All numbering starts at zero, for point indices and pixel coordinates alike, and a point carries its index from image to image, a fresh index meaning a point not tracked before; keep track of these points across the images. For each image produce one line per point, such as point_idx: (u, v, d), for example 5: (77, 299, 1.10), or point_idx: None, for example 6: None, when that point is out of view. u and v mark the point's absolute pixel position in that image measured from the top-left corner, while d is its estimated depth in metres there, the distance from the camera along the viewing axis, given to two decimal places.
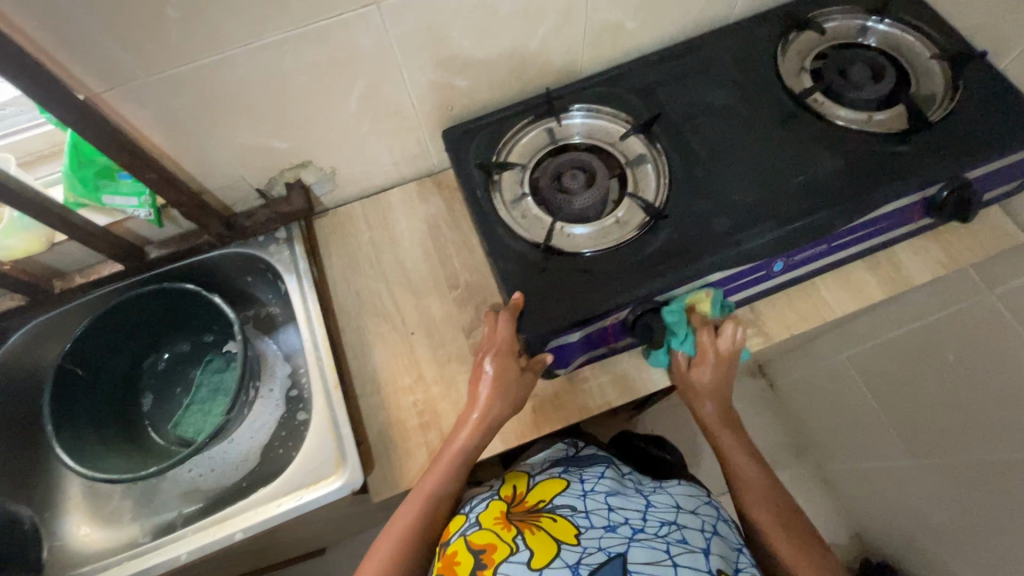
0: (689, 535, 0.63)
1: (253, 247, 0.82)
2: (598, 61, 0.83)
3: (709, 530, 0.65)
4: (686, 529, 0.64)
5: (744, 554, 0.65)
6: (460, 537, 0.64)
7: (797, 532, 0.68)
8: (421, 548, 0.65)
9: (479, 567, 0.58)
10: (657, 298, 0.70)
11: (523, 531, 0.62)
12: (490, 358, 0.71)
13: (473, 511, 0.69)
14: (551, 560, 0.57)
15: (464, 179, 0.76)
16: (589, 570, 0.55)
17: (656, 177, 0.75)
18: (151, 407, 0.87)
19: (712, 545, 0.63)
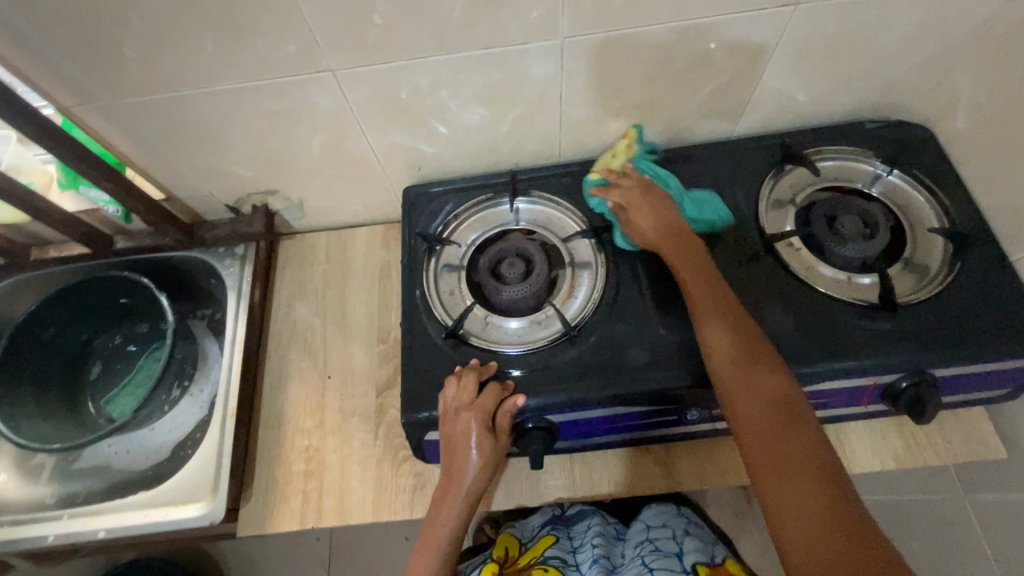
0: (663, 545, 0.78)
1: (210, 257, 0.86)
2: (576, 152, 0.81)
3: (680, 534, 0.81)
4: (659, 541, 0.79)
5: (721, 547, 0.80)
6: None
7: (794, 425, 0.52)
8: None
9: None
10: (552, 418, 0.66)
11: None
12: (455, 426, 0.63)
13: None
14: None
15: (407, 244, 0.77)
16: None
17: (590, 289, 0.72)
18: (98, 375, 0.92)
19: (686, 546, 0.77)
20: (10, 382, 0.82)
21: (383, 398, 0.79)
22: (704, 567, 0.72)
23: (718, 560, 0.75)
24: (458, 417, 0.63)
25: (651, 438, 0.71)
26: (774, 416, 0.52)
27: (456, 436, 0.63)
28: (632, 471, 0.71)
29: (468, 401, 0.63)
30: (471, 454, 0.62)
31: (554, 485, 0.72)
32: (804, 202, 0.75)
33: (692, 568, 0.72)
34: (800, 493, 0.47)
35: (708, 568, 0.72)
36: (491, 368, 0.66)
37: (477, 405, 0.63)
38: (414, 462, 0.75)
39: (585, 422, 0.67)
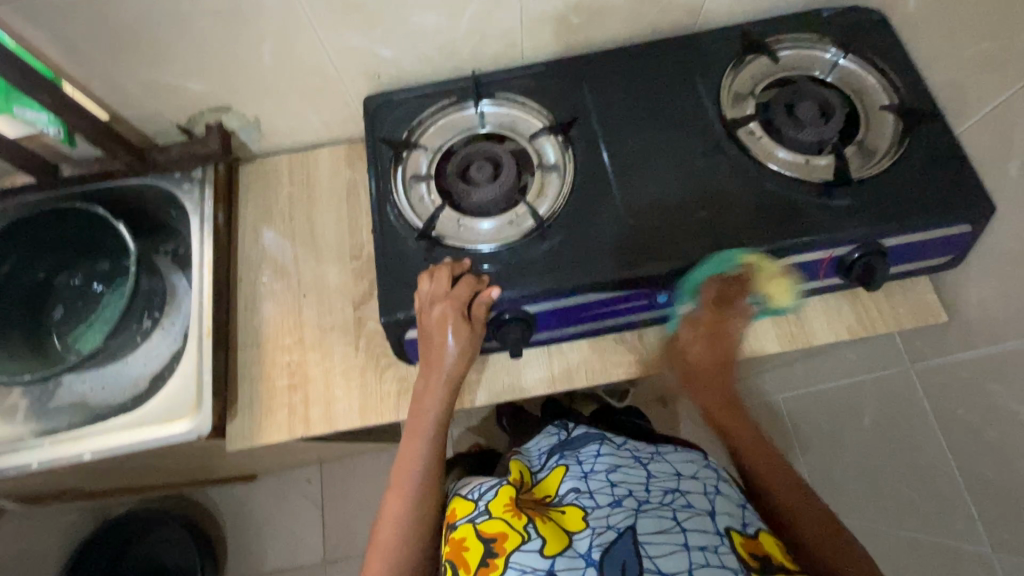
0: (694, 498, 0.67)
1: (166, 182, 0.83)
2: (539, 53, 0.79)
3: (712, 489, 0.68)
4: (690, 494, 0.67)
5: (749, 508, 0.68)
6: (469, 523, 0.67)
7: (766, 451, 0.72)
8: (424, 539, 0.66)
9: (491, 556, 0.62)
10: (528, 308, 0.67)
11: (534, 520, 0.65)
12: (428, 315, 0.65)
13: (481, 500, 0.69)
14: (565, 550, 0.61)
15: (372, 153, 0.76)
16: (601, 552, 0.60)
17: (559, 190, 0.72)
18: (61, 318, 0.89)
19: (719, 505, 0.66)
20: None
21: (361, 311, 0.80)
22: (737, 536, 0.62)
23: (750, 529, 0.64)
24: (434, 307, 0.65)
25: (623, 326, 0.74)
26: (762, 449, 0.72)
27: (432, 328, 0.65)
28: (607, 360, 0.75)
29: (443, 292, 0.65)
30: (449, 341, 0.65)
31: (534, 378, 0.75)
32: (764, 92, 0.76)
33: (725, 532, 0.62)
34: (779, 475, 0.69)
35: (743, 539, 0.62)
36: (462, 263, 0.68)
37: (451, 293, 0.65)
38: (396, 368, 0.76)
39: (561, 312, 0.69)
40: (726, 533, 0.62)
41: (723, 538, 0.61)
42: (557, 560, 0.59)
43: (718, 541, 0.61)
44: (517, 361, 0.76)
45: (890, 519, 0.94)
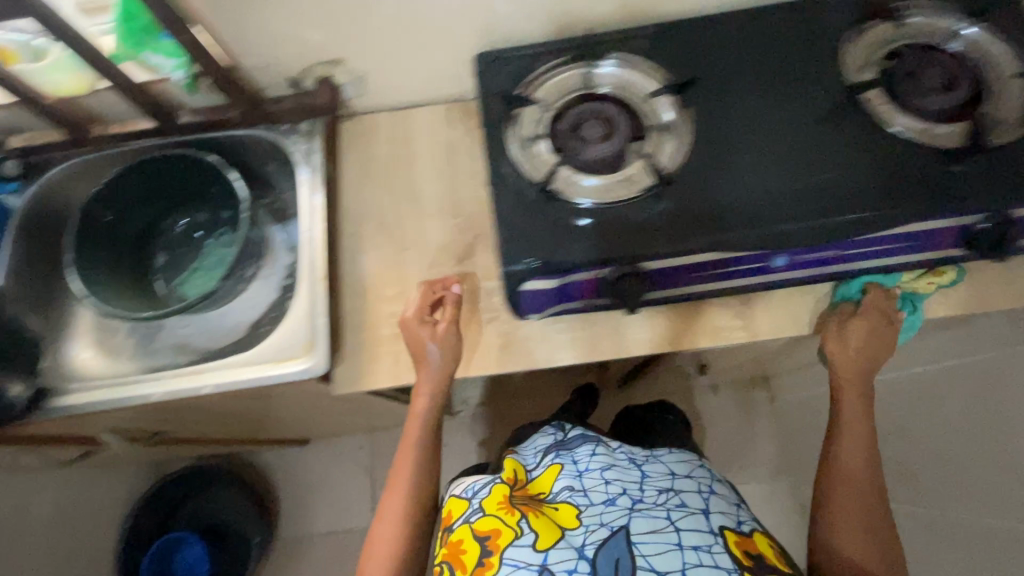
0: (687, 497, 0.72)
1: (275, 133, 0.85)
2: (651, 14, 0.79)
3: (706, 489, 0.75)
4: (684, 493, 0.73)
5: (743, 508, 0.76)
6: (467, 524, 0.71)
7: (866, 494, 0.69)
8: (417, 528, 0.76)
9: (486, 555, 0.66)
10: (645, 264, 0.67)
11: (526, 515, 0.70)
12: (413, 337, 0.75)
13: (477, 498, 0.75)
14: (555, 541, 0.66)
15: (485, 108, 0.76)
16: (594, 549, 0.64)
17: (677, 150, 0.71)
18: (164, 264, 0.94)
19: (712, 504, 0.72)
20: (88, 257, 0.84)
21: (463, 267, 0.81)
22: (731, 535, 0.69)
23: (743, 527, 0.71)
24: (417, 328, 0.75)
25: (732, 291, 0.74)
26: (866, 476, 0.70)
27: (414, 341, 0.75)
28: (711, 324, 0.75)
29: (421, 317, 0.75)
30: (430, 350, 0.74)
31: (637, 339, 0.75)
32: (884, 60, 0.74)
33: (719, 531, 0.68)
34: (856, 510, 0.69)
35: (736, 537, 0.68)
36: (439, 282, 0.79)
37: (428, 315, 0.76)
38: (499, 323, 0.77)
39: (678, 272, 0.69)
40: (720, 532, 0.68)
41: (717, 536, 0.67)
42: (548, 554, 0.64)
43: (712, 540, 0.66)
44: (622, 321, 0.76)
45: (974, 508, 0.93)
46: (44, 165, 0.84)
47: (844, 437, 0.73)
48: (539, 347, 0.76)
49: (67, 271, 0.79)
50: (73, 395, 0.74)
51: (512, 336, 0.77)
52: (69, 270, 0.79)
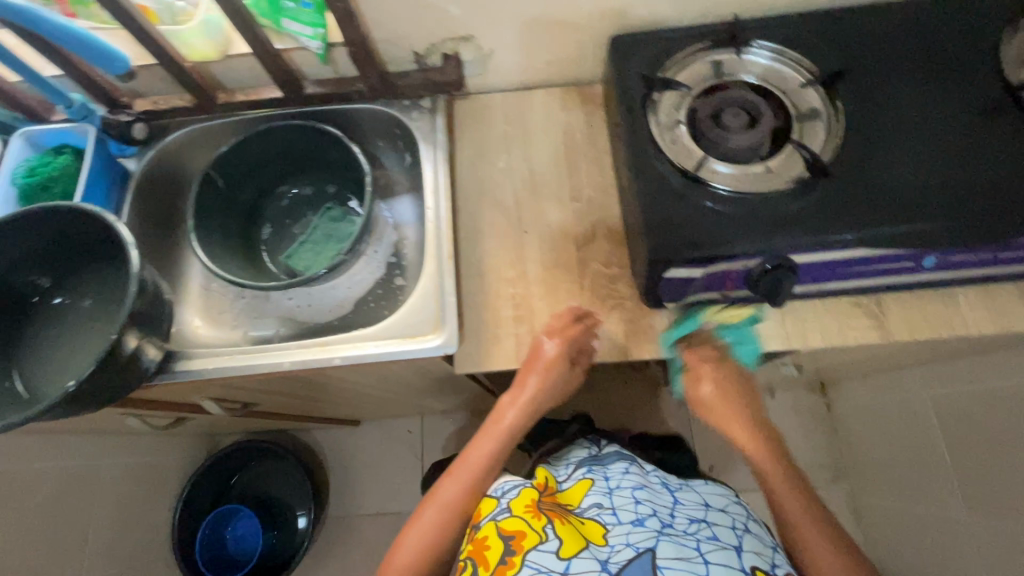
0: (720, 532, 0.70)
1: (397, 109, 0.84)
2: (793, 3, 0.77)
3: (741, 529, 0.72)
4: (716, 527, 0.71)
5: (780, 550, 0.71)
6: (492, 522, 0.73)
7: (810, 503, 0.72)
8: (460, 519, 0.78)
9: (510, 553, 0.68)
10: (794, 257, 0.65)
11: (553, 522, 0.71)
12: (547, 346, 0.74)
13: (505, 498, 0.76)
14: (578, 552, 0.66)
15: (623, 90, 0.75)
16: (617, 568, 0.64)
17: (827, 134, 0.70)
18: (269, 236, 0.94)
19: (746, 544, 0.68)
20: (204, 224, 0.84)
21: (583, 252, 0.80)
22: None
23: (778, 571, 0.66)
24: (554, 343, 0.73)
25: (868, 289, 0.72)
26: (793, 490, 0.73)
27: (541, 360, 0.75)
28: (843, 322, 0.73)
29: (560, 330, 0.74)
30: (554, 376, 0.77)
31: (767, 333, 0.73)
32: None
33: (750, 571, 0.64)
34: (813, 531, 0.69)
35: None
36: (590, 313, 0.76)
37: (570, 336, 0.73)
38: (623, 310, 0.76)
39: (822, 266, 0.67)
40: (751, 571, 0.64)
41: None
42: (571, 563, 0.65)
43: None
44: (749, 315, 0.75)
45: None
46: (163, 130, 0.84)
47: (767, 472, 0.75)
48: (663, 337, 0.75)
49: (189, 236, 0.79)
50: (191, 359, 0.73)
51: (636, 324, 0.76)
52: (192, 236, 0.79)
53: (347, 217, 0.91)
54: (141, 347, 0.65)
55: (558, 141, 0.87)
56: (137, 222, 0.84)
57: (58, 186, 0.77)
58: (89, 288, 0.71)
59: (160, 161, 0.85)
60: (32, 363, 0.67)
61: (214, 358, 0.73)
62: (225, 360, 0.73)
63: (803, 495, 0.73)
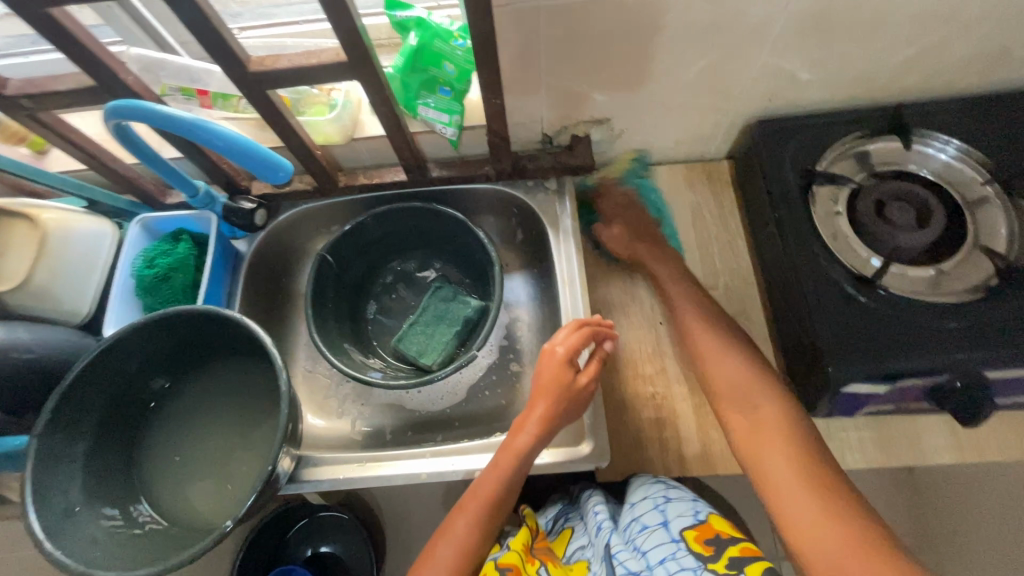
0: (647, 516, 0.60)
1: (522, 191, 0.82)
2: (955, 91, 0.73)
3: (662, 497, 0.61)
4: (643, 513, 0.61)
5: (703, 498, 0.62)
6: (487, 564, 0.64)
7: (766, 409, 0.60)
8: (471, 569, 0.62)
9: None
10: (994, 374, 0.59)
11: (546, 564, 0.64)
12: (550, 353, 0.67)
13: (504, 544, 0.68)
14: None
15: (778, 180, 0.71)
16: None
17: (1009, 233, 0.65)
18: (374, 315, 0.89)
19: (669, 508, 0.60)
20: (320, 310, 0.80)
21: None
22: (692, 536, 0.56)
23: (701, 516, 0.58)
24: (553, 348, 0.67)
25: None
26: (760, 399, 0.62)
27: (547, 366, 0.67)
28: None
29: (563, 335, 0.68)
30: (563, 377, 0.66)
31: (939, 446, 0.68)
32: None
33: (678, 536, 0.56)
34: (771, 448, 0.57)
35: (696, 534, 0.56)
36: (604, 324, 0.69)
37: (568, 341, 0.67)
38: None
39: (1020, 382, 0.61)
40: (681, 538, 0.56)
41: (679, 543, 0.56)
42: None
43: (675, 547, 0.55)
44: (916, 423, 0.69)
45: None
46: (275, 211, 0.82)
47: (719, 383, 0.65)
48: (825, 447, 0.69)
49: (311, 325, 0.74)
50: (319, 468, 0.68)
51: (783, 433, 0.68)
52: (313, 325, 0.74)
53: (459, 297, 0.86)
54: (279, 464, 0.61)
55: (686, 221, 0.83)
56: (247, 308, 0.80)
57: (178, 276, 0.73)
58: (217, 393, 0.69)
59: (272, 242, 0.82)
60: (159, 477, 0.65)
61: (345, 467, 0.68)
62: (356, 469, 0.68)
63: (761, 405, 0.61)
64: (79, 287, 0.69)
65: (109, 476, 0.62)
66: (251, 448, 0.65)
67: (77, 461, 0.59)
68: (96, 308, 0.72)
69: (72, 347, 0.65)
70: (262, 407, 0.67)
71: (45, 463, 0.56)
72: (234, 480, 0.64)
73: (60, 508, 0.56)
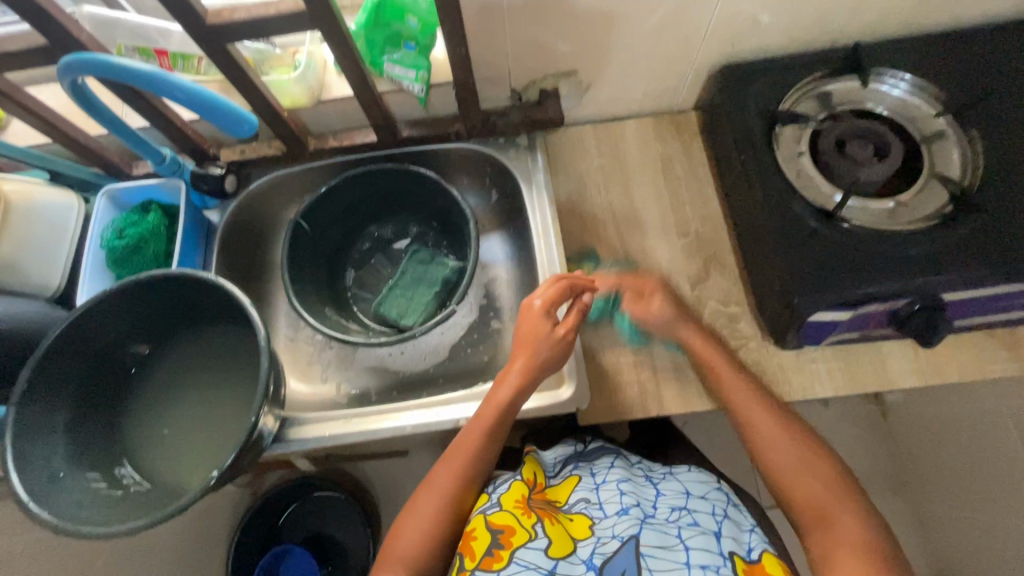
0: (700, 517, 0.62)
1: (493, 148, 0.82)
2: (909, 28, 0.75)
3: (721, 513, 0.64)
4: (696, 512, 0.63)
5: (757, 531, 0.63)
6: (479, 514, 0.64)
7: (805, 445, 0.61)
8: (452, 519, 0.64)
9: (496, 547, 0.60)
10: (945, 295, 0.63)
11: (543, 519, 0.63)
12: (528, 311, 0.68)
13: (495, 494, 0.66)
14: (567, 554, 0.59)
15: (743, 123, 0.72)
16: (602, 561, 0.58)
17: (962, 161, 0.68)
18: (353, 282, 0.90)
19: (724, 527, 0.62)
20: (297, 275, 0.80)
21: (699, 291, 0.77)
22: (741, 563, 0.58)
23: (753, 553, 0.60)
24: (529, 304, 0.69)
25: (1005, 319, 0.70)
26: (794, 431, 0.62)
27: (526, 321, 0.68)
28: (978, 354, 0.71)
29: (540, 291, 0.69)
30: (535, 326, 0.67)
31: (901, 368, 0.71)
32: None
33: (727, 556, 0.58)
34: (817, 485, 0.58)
35: (746, 566, 0.58)
36: (580, 277, 0.70)
37: (544, 296, 0.68)
38: (748, 350, 0.74)
39: (974, 303, 0.65)
40: (729, 557, 0.58)
41: (726, 560, 0.57)
42: (559, 563, 0.58)
43: (720, 562, 0.57)
44: (879, 350, 0.72)
45: None
46: (246, 179, 0.81)
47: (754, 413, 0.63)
48: (794, 377, 0.72)
49: (290, 290, 0.75)
50: (304, 425, 0.69)
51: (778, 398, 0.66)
52: (292, 289, 0.75)
53: (437, 259, 0.87)
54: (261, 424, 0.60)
55: (657, 171, 0.84)
56: (226, 276, 0.81)
57: (150, 246, 0.72)
58: (200, 359, 0.68)
59: (243, 211, 0.82)
60: (145, 443, 0.65)
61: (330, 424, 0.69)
62: (342, 426, 0.69)
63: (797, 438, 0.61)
64: (48, 261, 0.68)
65: (92, 445, 0.62)
66: (234, 411, 0.65)
67: (58, 429, 0.59)
68: (68, 281, 0.71)
69: (46, 319, 0.65)
70: (244, 370, 0.67)
71: (26, 432, 0.56)
72: (221, 441, 0.64)
73: (45, 475, 0.56)
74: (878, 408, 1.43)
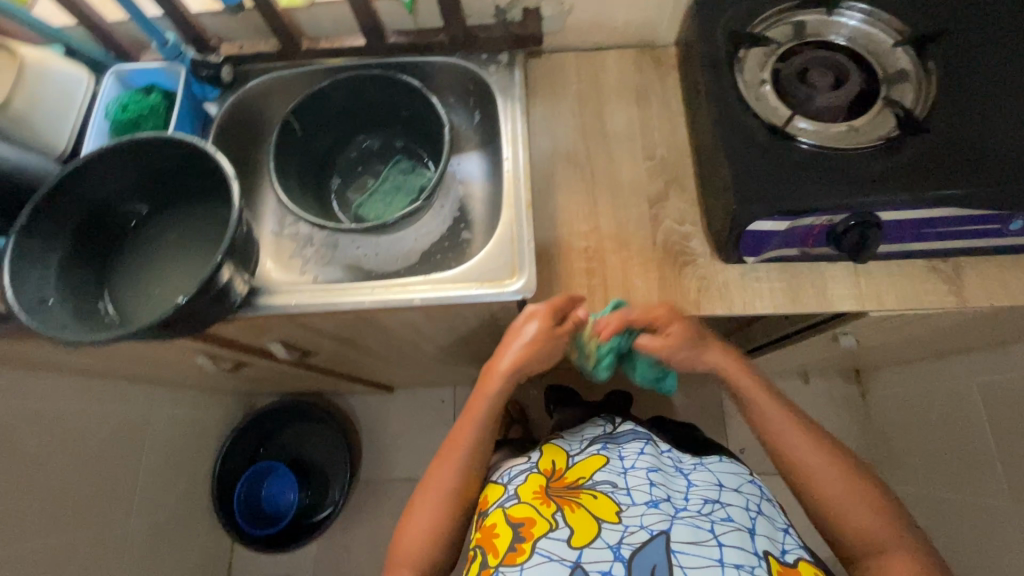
0: (734, 513, 0.62)
1: (475, 63, 0.86)
2: None
3: (754, 510, 0.63)
4: (730, 508, 0.62)
5: (791, 533, 0.64)
6: (499, 509, 0.65)
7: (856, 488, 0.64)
8: (456, 513, 0.70)
9: (518, 541, 0.61)
10: (879, 213, 0.66)
11: (563, 508, 0.63)
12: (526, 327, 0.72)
13: (511, 486, 0.68)
14: (591, 541, 0.59)
15: (709, 47, 0.75)
16: (630, 552, 0.57)
17: (915, 92, 0.70)
18: (338, 187, 0.95)
19: (759, 526, 0.61)
20: (283, 167, 0.86)
21: (656, 210, 0.81)
22: (776, 563, 0.58)
23: (788, 557, 0.60)
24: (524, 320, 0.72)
25: (943, 251, 0.72)
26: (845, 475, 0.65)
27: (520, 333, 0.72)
28: (917, 285, 0.73)
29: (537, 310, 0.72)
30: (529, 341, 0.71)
31: (841, 294, 0.74)
32: None
33: (762, 555, 0.58)
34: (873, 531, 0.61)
35: (781, 568, 0.57)
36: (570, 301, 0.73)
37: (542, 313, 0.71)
38: (695, 267, 0.77)
39: (909, 226, 0.68)
40: (763, 557, 0.58)
41: (761, 560, 0.57)
42: (584, 552, 0.58)
43: (755, 562, 0.57)
44: (822, 276, 0.75)
45: None
46: (244, 77, 0.87)
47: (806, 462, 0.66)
48: (736, 293, 0.75)
49: (273, 176, 0.80)
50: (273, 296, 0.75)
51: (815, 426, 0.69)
52: (275, 175, 0.80)
53: (417, 170, 0.92)
54: (221, 276, 0.65)
55: (632, 100, 0.88)
56: None
57: (148, 124, 0.79)
58: (185, 224, 0.74)
59: (239, 106, 0.87)
60: (129, 292, 0.71)
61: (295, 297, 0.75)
62: (308, 297, 0.75)
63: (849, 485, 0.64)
64: (57, 124, 0.75)
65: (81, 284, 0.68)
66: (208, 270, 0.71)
67: (51, 263, 0.66)
68: (74, 146, 0.78)
69: (46, 170, 0.71)
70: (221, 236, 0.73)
71: (23, 258, 0.63)
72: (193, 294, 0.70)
73: (36, 297, 0.63)
74: (858, 389, 1.42)
